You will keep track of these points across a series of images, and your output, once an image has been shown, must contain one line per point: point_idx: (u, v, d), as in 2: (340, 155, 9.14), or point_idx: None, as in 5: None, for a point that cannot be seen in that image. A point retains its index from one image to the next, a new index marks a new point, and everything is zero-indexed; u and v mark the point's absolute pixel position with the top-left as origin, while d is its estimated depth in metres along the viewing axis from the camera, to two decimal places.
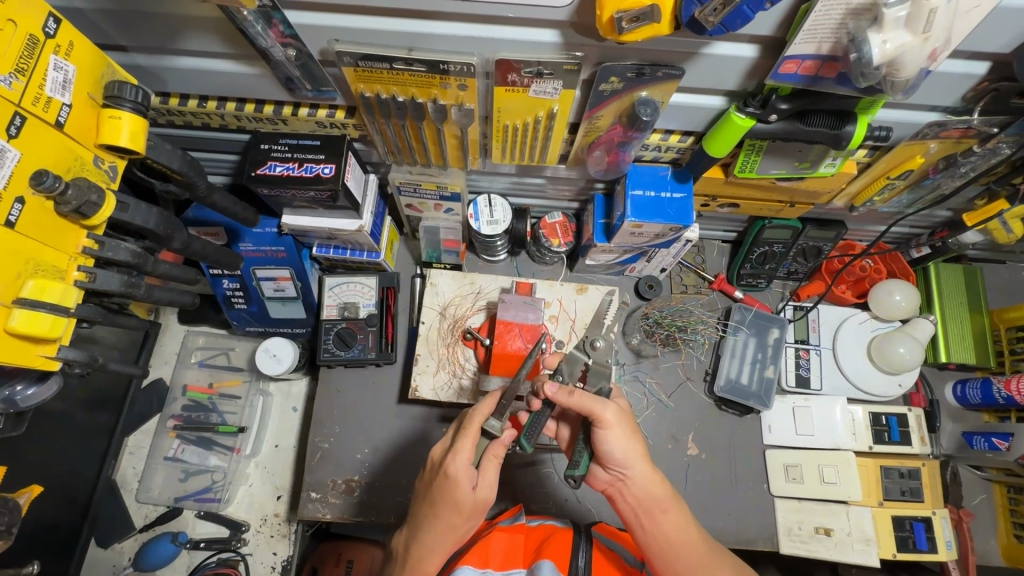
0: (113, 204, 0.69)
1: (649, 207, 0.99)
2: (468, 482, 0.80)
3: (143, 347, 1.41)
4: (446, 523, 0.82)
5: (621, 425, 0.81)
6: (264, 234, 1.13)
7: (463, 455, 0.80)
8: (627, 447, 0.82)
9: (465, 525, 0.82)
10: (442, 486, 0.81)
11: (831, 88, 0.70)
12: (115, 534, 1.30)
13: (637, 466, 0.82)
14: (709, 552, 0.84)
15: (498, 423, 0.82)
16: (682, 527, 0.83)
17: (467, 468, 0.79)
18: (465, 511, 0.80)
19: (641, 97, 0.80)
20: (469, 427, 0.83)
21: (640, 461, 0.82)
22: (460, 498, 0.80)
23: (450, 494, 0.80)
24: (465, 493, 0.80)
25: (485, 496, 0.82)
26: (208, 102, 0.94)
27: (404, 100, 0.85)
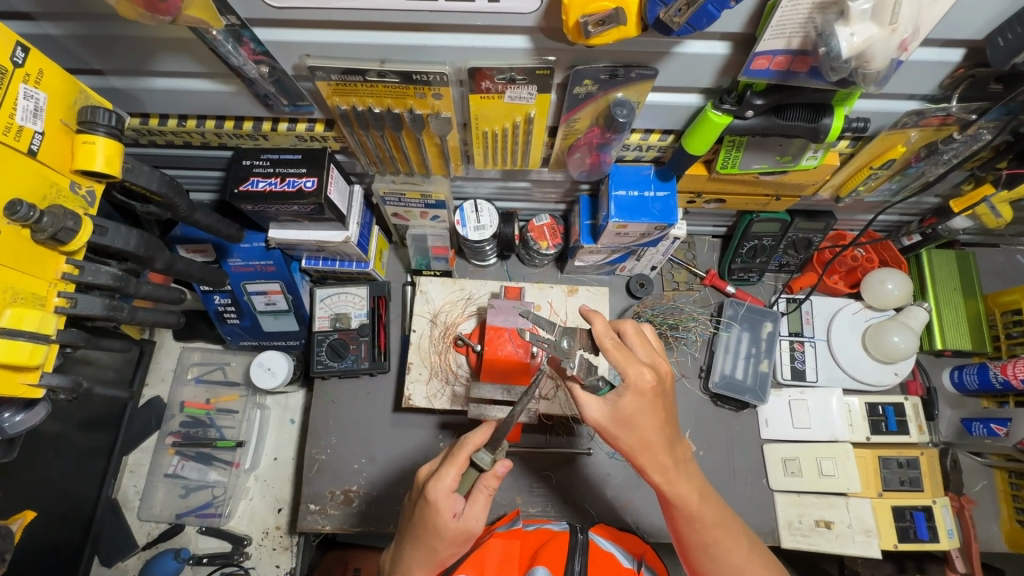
0: (91, 228, 0.70)
1: (633, 207, 0.99)
2: (450, 509, 0.78)
3: (139, 365, 1.41)
4: (427, 547, 0.80)
5: (607, 424, 0.77)
6: (252, 249, 1.12)
7: (446, 482, 0.79)
8: (638, 438, 0.78)
9: (446, 550, 0.80)
10: (423, 511, 0.79)
11: (804, 82, 0.70)
12: (119, 553, 1.31)
13: (650, 456, 0.79)
14: (714, 534, 0.82)
15: (489, 457, 0.81)
16: (687, 511, 0.81)
17: (448, 495, 0.78)
18: (447, 538, 0.79)
19: (617, 98, 0.80)
20: (457, 454, 0.82)
21: (635, 454, 0.79)
22: (440, 524, 0.78)
23: (429, 519, 0.78)
24: (446, 520, 0.78)
25: (468, 525, 0.80)
26: (187, 120, 0.94)
27: (380, 111, 0.85)
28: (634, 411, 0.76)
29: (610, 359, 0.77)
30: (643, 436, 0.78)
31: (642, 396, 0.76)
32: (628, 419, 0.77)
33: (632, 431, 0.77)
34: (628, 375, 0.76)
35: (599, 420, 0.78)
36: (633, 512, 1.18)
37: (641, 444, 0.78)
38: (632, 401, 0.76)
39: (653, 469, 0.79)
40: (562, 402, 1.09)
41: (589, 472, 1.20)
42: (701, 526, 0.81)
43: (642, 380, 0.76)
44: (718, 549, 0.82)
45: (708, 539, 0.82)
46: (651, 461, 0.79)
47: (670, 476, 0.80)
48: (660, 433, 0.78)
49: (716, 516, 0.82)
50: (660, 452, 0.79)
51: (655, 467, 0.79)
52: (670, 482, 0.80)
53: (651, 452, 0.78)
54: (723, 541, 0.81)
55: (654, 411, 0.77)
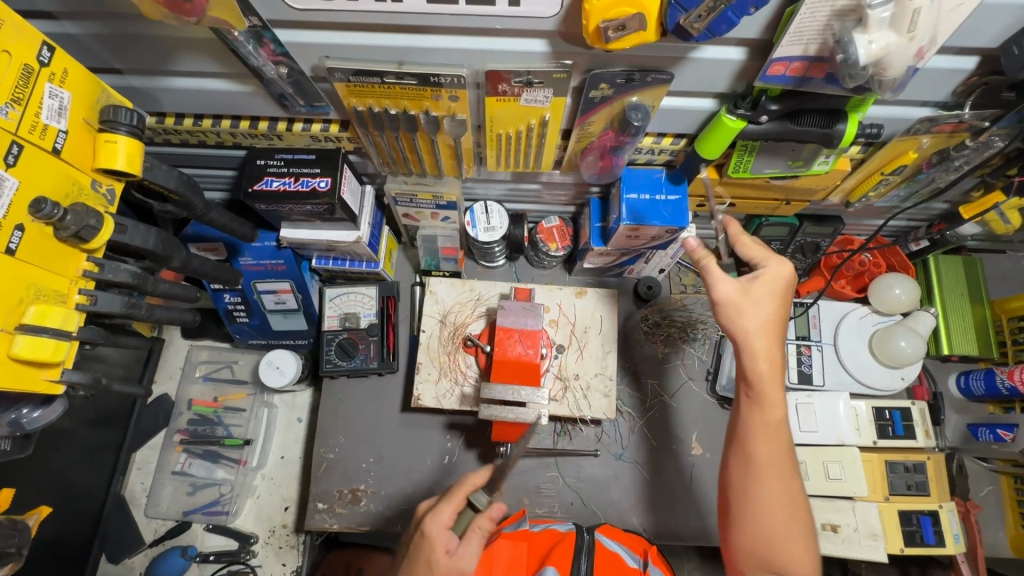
0: (112, 227, 0.70)
1: (644, 210, 0.99)
2: (444, 545, 0.79)
3: (148, 363, 1.42)
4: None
5: (736, 298, 0.81)
6: (263, 248, 1.13)
7: (441, 518, 0.81)
8: (763, 321, 0.81)
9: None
10: (417, 545, 0.80)
11: (819, 88, 0.71)
12: (125, 550, 1.31)
13: (767, 347, 0.81)
14: (780, 451, 0.80)
15: (486, 497, 0.85)
16: (768, 417, 0.81)
17: (443, 530, 0.80)
18: None
19: (632, 102, 0.80)
20: (454, 491, 0.85)
21: (747, 335, 0.81)
22: (432, 559, 0.78)
23: (422, 553, 0.78)
24: (439, 556, 0.78)
25: (459, 565, 0.79)
26: (203, 120, 0.95)
27: (396, 113, 0.86)
28: (760, 290, 0.82)
29: (750, 250, 0.85)
30: (760, 320, 0.81)
31: (773, 285, 0.82)
32: (760, 304, 0.81)
33: (757, 313, 0.81)
34: (769, 263, 0.83)
35: (726, 295, 0.82)
36: (640, 515, 1.17)
37: (761, 327, 0.81)
38: (767, 286, 0.82)
39: (762, 357, 0.81)
40: (570, 403, 1.11)
41: (597, 474, 1.20)
42: (767, 437, 0.80)
43: (783, 270, 0.82)
44: (774, 468, 0.80)
45: (766, 452, 0.80)
46: (768, 349, 0.81)
47: (776, 368, 0.82)
48: (779, 330, 0.82)
49: (786, 437, 0.82)
50: (774, 343, 0.82)
51: (764, 356, 0.81)
52: (768, 376, 0.81)
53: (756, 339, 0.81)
54: (780, 465, 0.79)
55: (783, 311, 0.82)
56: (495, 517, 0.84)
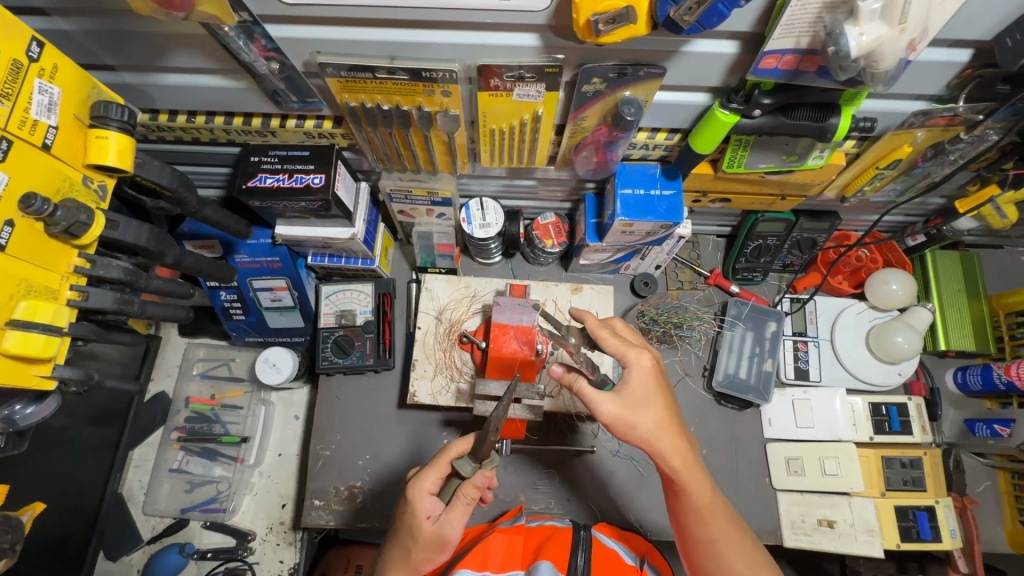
0: (103, 223, 0.70)
1: (639, 206, 0.99)
2: (424, 511, 0.81)
3: (145, 361, 1.42)
4: (403, 550, 0.83)
5: (620, 411, 0.79)
6: (258, 245, 1.13)
7: (425, 485, 0.83)
8: (657, 418, 0.80)
9: (420, 556, 0.82)
10: (405, 511, 0.84)
11: (812, 81, 0.70)
12: (123, 547, 1.32)
13: (667, 440, 0.80)
14: (723, 525, 0.82)
15: (472, 466, 0.81)
16: (697, 504, 0.81)
17: (425, 497, 0.82)
18: (421, 541, 0.81)
19: (625, 97, 0.80)
20: (442, 458, 0.84)
21: (650, 441, 0.80)
22: (415, 524, 0.82)
23: (407, 519, 0.83)
24: (420, 521, 0.81)
25: (441, 531, 0.81)
26: (197, 116, 0.95)
27: (389, 108, 0.85)
28: (645, 393, 0.80)
29: (610, 345, 0.83)
30: (654, 418, 0.79)
31: (646, 374, 0.82)
32: (647, 398, 0.79)
33: (646, 414, 0.80)
34: (629, 359, 0.82)
35: (612, 411, 0.79)
36: (636, 510, 1.18)
37: (657, 429, 0.80)
38: (641, 379, 0.81)
39: (668, 458, 0.80)
40: (566, 400, 1.11)
41: (592, 470, 1.21)
42: (706, 518, 0.81)
43: (644, 364, 0.82)
44: (726, 543, 0.81)
45: (712, 531, 0.81)
46: (668, 447, 0.80)
47: (687, 461, 0.80)
48: (670, 416, 0.81)
49: (724, 511, 0.83)
50: (675, 435, 0.81)
51: (672, 454, 0.80)
52: (687, 469, 0.80)
53: (660, 435, 0.80)
54: (730, 533, 0.81)
55: (664, 394, 0.82)
56: (483, 485, 0.81)
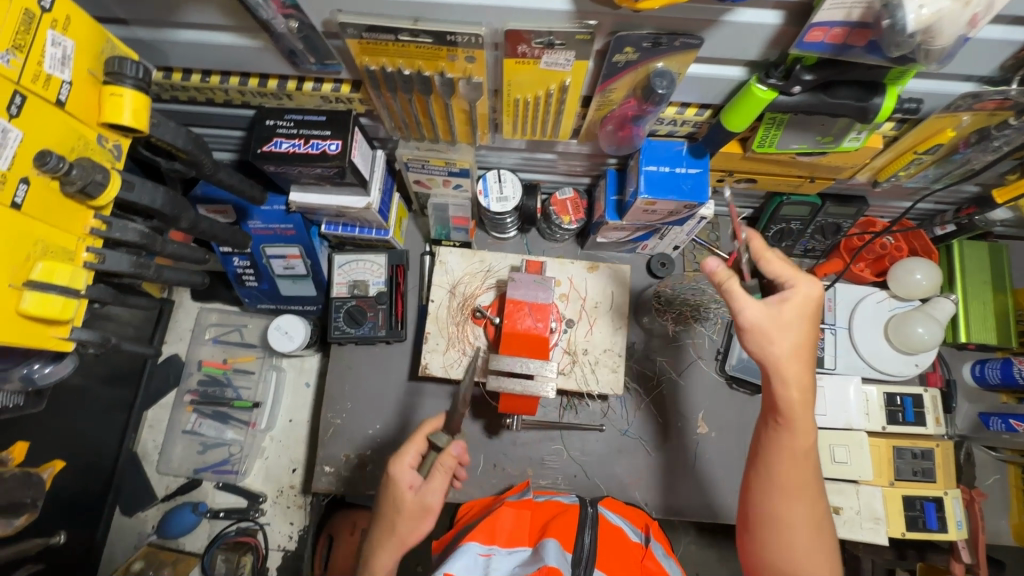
0: (119, 183, 0.68)
1: (662, 184, 0.96)
2: (407, 483, 0.87)
3: (158, 324, 1.43)
4: (387, 527, 0.87)
5: (762, 322, 0.75)
6: (272, 212, 1.12)
7: (405, 460, 0.89)
8: (796, 349, 0.75)
9: (405, 529, 0.86)
10: (387, 489, 0.89)
11: (859, 57, 0.67)
12: (139, 503, 1.35)
13: (796, 373, 0.75)
14: (805, 478, 0.77)
15: (446, 438, 0.90)
16: (782, 479, 0.77)
17: (405, 469, 0.88)
18: (404, 511, 0.86)
19: (657, 69, 0.77)
20: (415, 441, 0.91)
21: (783, 379, 0.76)
22: (398, 496, 0.87)
23: (389, 493, 0.88)
24: (403, 492, 0.87)
25: (422, 499, 0.87)
26: (211, 76, 0.92)
27: (410, 73, 0.83)
28: (791, 318, 0.75)
29: (773, 268, 0.78)
30: (789, 348, 0.75)
31: (802, 307, 0.75)
32: (781, 333, 0.75)
33: (787, 336, 0.75)
34: (797, 284, 0.76)
35: (753, 320, 0.76)
36: (642, 489, 1.19)
37: (796, 352, 0.75)
38: (793, 308, 0.75)
39: (790, 384, 0.76)
40: (578, 377, 1.11)
41: (600, 448, 1.22)
42: (785, 496, 0.77)
43: (803, 298, 0.75)
44: (787, 496, 0.77)
45: (791, 507, 0.77)
46: (794, 378, 0.75)
47: (806, 397, 0.76)
48: (809, 352, 0.76)
49: (813, 463, 0.78)
50: (805, 368, 0.76)
51: (794, 383, 0.75)
52: (800, 409, 0.76)
53: (789, 367, 0.75)
54: (803, 484, 0.77)
55: (807, 332, 0.76)
56: (457, 453, 0.90)
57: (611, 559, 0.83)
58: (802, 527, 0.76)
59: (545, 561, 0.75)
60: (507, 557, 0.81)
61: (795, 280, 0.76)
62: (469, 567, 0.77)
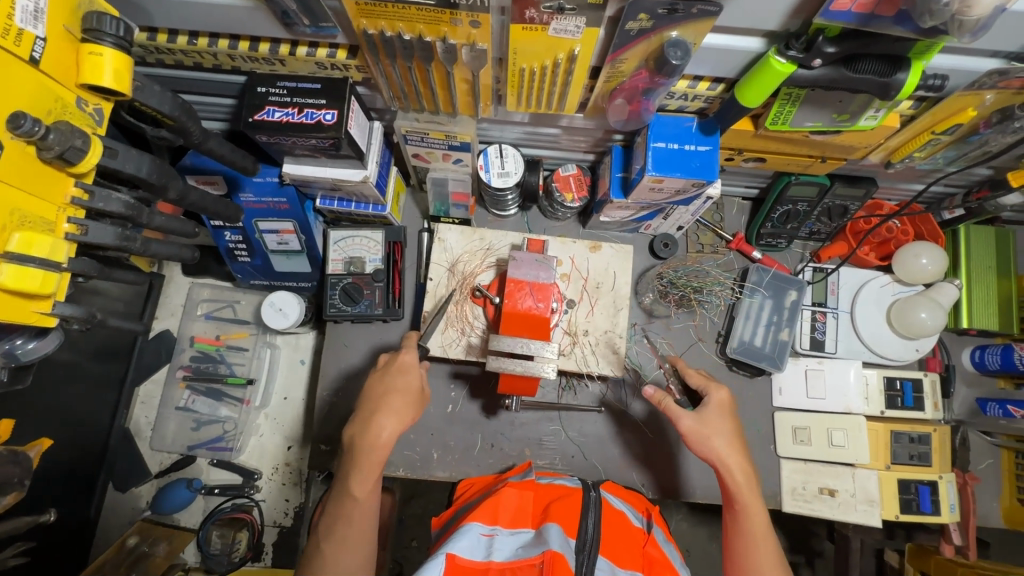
0: (101, 149, 0.65)
1: (671, 161, 0.93)
2: (411, 364, 1.00)
3: (148, 299, 1.40)
4: (390, 404, 0.96)
5: (696, 427, 0.94)
6: (265, 184, 1.08)
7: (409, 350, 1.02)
8: (728, 440, 0.94)
9: (407, 407, 0.96)
10: (389, 371, 1.00)
11: (886, 29, 0.64)
12: (132, 480, 1.34)
13: (733, 457, 0.93)
14: (772, 556, 0.88)
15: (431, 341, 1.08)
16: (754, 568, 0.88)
17: (410, 355, 1.01)
18: (407, 387, 0.98)
19: (671, 38, 0.73)
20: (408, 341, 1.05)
21: (729, 470, 0.93)
22: (403, 374, 0.99)
23: (394, 373, 0.99)
24: (409, 368, 1.00)
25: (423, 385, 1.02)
26: (198, 39, 0.87)
27: (411, 38, 0.78)
28: (715, 418, 0.95)
29: (694, 380, 1.01)
30: (723, 442, 0.94)
31: (721, 410, 0.96)
32: (715, 432, 0.94)
33: (718, 433, 0.94)
34: (710, 391, 0.98)
35: (690, 427, 0.95)
36: (640, 470, 1.19)
37: (727, 446, 0.94)
38: (715, 411, 0.96)
39: (734, 469, 0.93)
40: (578, 359, 1.10)
41: (598, 430, 1.21)
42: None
43: (720, 404, 0.96)
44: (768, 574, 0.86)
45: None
46: (734, 465, 0.93)
47: (748, 481, 0.93)
48: (741, 445, 0.95)
49: (775, 545, 0.90)
50: (741, 456, 0.94)
51: (737, 469, 0.93)
52: (743, 487, 0.92)
53: (727, 455, 0.93)
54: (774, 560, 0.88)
55: (731, 425, 0.96)
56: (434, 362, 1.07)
57: (616, 546, 0.83)
58: None
59: (550, 545, 0.75)
60: (510, 539, 0.81)
61: (710, 388, 0.99)
62: (473, 548, 0.77)
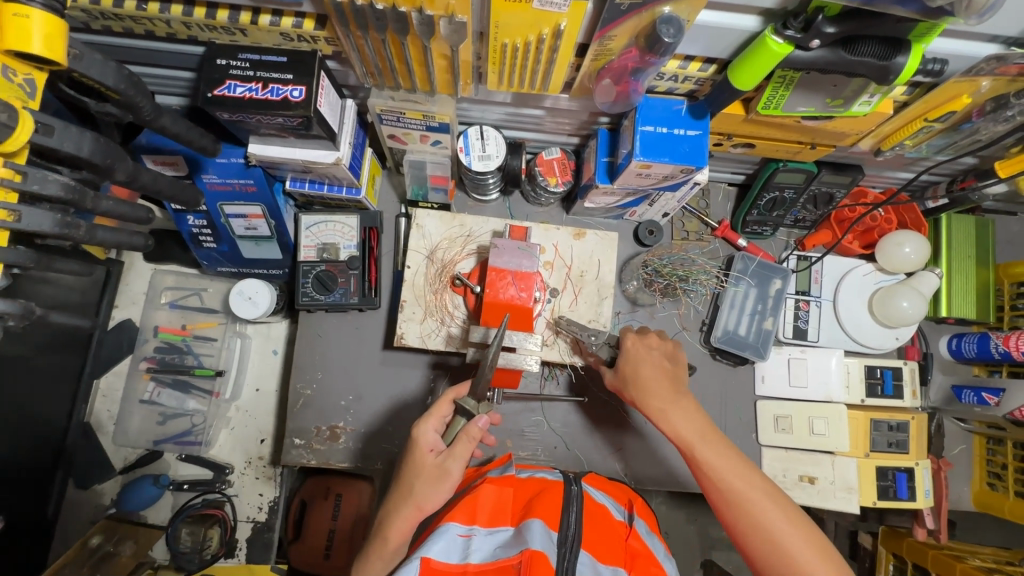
0: (31, 125, 0.58)
1: (659, 145, 0.89)
2: (429, 446, 0.84)
3: (107, 287, 1.32)
4: (405, 488, 0.83)
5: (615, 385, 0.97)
6: (229, 165, 1.01)
7: (430, 422, 0.86)
8: (639, 374, 0.94)
9: (422, 491, 0.82)
10: (410, 447, 0.86)
11: (889, 8, 0.61)
12: (94, 476, 1.28)
13: (641, 392, 0.93)
14: (727, 475, 0.84)
15: (474, 402, 0.85)
16: (730, 497, 0.83)
17: (428, 432, 0.85)
18: (423, 474, 0.82)
19: (663, 14, 0.69)
20: (442, 406, 0.88)
21: (661, 412, 0.91)
22: (420, 458, 0.84)
23: (412, 455, 0.85)
24: (424, 454, 0.84)
25: (444, 465, 0.82)
26: (148, 4, 0.79)
27: (384, 9, 0.72)
28: (627, 360, 0.95)
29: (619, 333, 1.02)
30: (635, 382, 0.94)
31: (639, 357, 0.95)
32: (638, 373, 0.94)
33: (635, 376, 0.94)
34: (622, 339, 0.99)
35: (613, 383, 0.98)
36: (623, 461, 1.18)
37: (639, 385, 0.93)
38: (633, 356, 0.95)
39: (650, 407, 0.92)
40: (561, 350, 1.06)
41: (580, 421, 1.19)
42: (745, 510, 0.82)
43: (637, 346, 0.95)
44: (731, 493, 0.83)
45: (753, 515, 0.81)
46: (646, 402, 0.92)
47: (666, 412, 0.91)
48: (667, 385, 0.93)
49: (731, 463, 0.85)
50: (654, 388, 0.92)
51: (654, 411, 0.92)
52: (666, 418, 0.90)
53: (650, 396, 0.92)
54: (730, 485, 0.83)
55: (652, 364, 0.94)
56: (484, 426, 0.84)
57: (596, 541, 0.81)
58: (771, 520, 0.80)
59: (529, 544, 0.72)
60: (488, 538, 0.78)
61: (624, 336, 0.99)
62: (448, 550, 0.75)
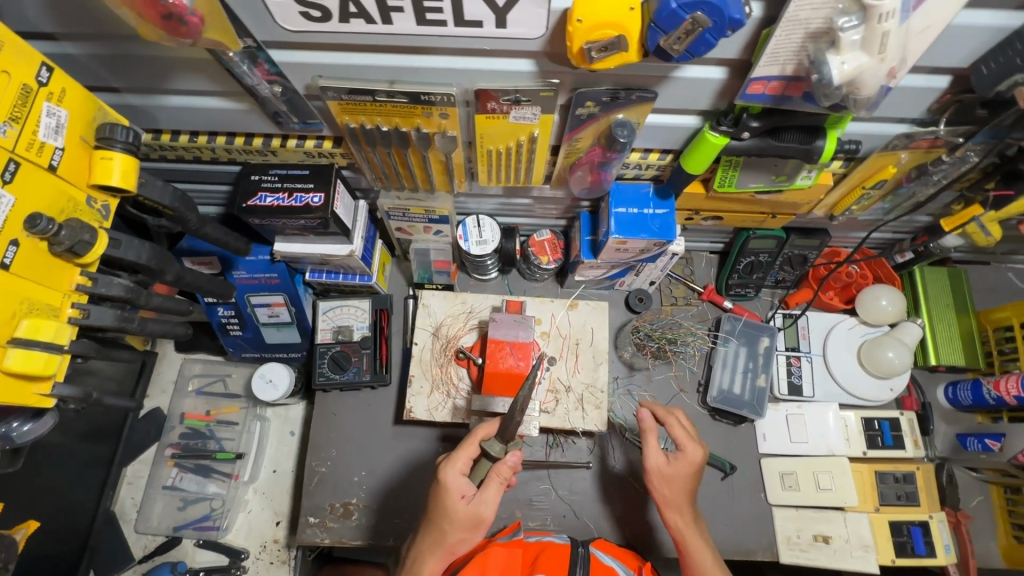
0: (106, 241, 0.71)
1: (632, 224, 1.01)
2: (460, 492, 0.86)
3: (141, 377, 1.42)
4: (438, 533, 0.86)
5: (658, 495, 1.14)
6: (257, 262, 1.15)
7: (457, 465, 0.87)
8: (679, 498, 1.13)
9: (455, 536, 0.86)
10: (437, 491, 0.88)
11: (798, 105, 0.73)
12: (113, 567, 1.30)
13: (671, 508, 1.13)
14: None
15: (500, 446, 0.87)
16: None
17: (458, 478, 0.86)
18: (456, 520, 0.85)
19: (618, 119, 0.83)
20: (468, 445, 0.89)
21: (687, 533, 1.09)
22: (449, 505, 0.85)
23: (441, 501, 0.86)
24: (455, 501, 0.85)
25: (477, 510, 0.85)
26: (198, 136, 0.96)
27: (389, 129, 0.88)
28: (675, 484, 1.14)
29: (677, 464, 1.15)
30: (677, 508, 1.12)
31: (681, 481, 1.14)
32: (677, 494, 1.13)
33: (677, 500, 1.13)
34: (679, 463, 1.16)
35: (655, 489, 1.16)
36: (632, 528, 1.18)
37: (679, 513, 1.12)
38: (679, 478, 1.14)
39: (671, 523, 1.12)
40: (561, 416, 1.12)
41: (586, 487, 1.21)
42: None
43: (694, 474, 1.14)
44: None
45: None
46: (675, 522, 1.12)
47: None
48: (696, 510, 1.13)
49: None
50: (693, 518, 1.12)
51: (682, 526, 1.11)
52: None
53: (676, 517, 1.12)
54: None
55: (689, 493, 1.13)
56: (513, 463, 0.88)
57: None
58: None
59: None
60: None
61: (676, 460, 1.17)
62: None
